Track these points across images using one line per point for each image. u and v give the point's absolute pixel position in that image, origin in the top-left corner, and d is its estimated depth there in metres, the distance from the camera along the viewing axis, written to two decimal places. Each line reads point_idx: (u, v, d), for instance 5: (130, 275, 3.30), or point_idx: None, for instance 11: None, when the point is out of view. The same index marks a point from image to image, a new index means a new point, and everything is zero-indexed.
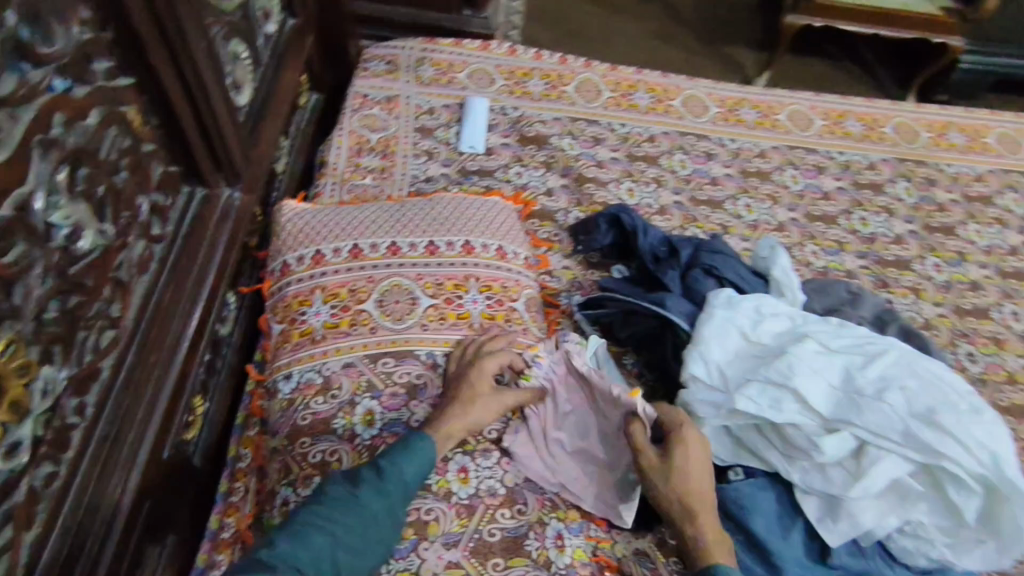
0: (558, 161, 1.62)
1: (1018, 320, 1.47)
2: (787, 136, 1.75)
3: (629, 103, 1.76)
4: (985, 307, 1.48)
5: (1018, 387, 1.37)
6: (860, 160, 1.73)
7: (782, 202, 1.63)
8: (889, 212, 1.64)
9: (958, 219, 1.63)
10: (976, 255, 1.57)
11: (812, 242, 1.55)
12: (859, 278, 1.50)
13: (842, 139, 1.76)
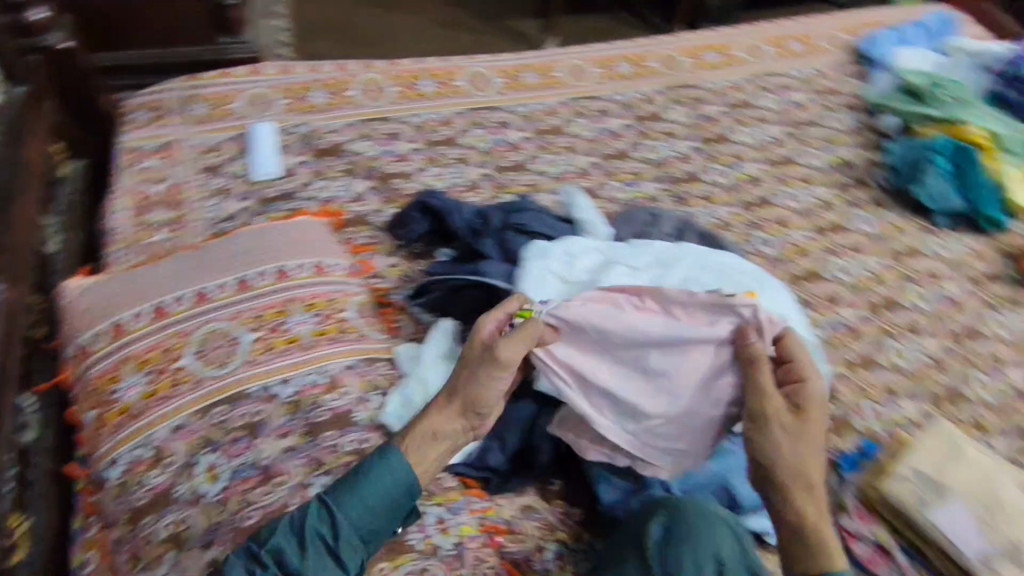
0: (360, 165, 1.58)
1: (794, 199, 1.67)
2: (569, 89, 1.86)
3: (416, 92, 1.78)
4: (767, 196, 1.67)
5: (807, 256, 1.55)
6: (637, 96, 1.87)
7: (581, 152, 1.71)
8: (673, 134, 1.79)
9: (728, 127, 1.83)
10: (749, 154, 1.77)
11: (612, 178, 1.65)
12: (661, 200, 1.62)
13: (618, 81, 1.90)
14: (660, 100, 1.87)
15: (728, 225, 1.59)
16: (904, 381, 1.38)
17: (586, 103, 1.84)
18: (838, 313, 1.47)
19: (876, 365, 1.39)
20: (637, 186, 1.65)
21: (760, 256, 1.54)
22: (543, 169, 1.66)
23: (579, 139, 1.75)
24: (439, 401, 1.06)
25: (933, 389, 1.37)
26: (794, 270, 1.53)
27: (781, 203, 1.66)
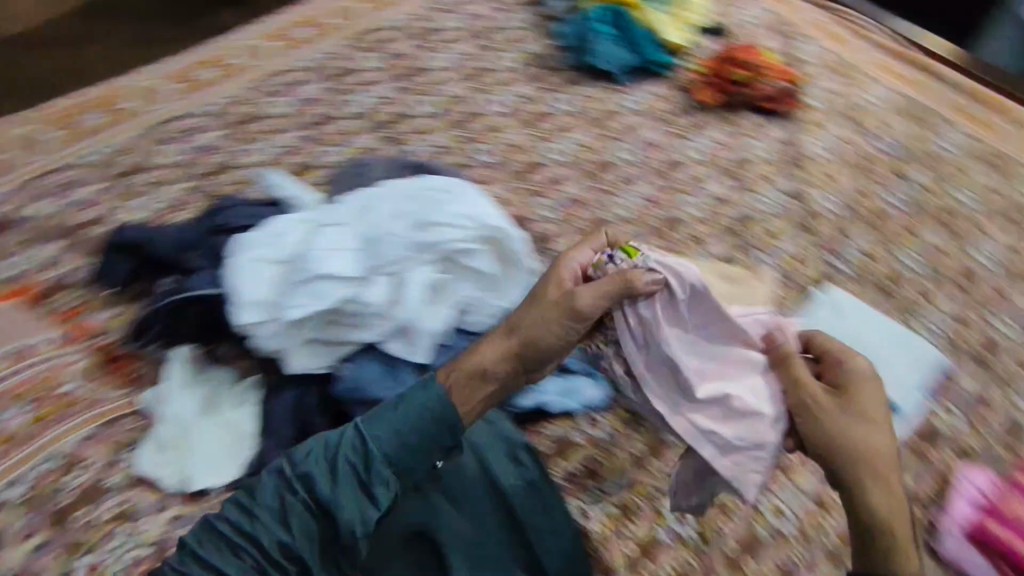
0: (181, 194, 1.42)
1: (641, 105, 1.68)
2: (387, 61, 1.74)
3: (223, 107, 1.59)
4: (616, 109, 1.66)
5: (669, 154, 1.58)
6: (459, 52, 1.78)
7: (415, 114, 1.62)
8: (504, 72, 1.72)
9: (556, 53, 1.78)
10: (585, 75, 1.74)
11: (466, 139, 1.59)
12: (519, 144, 1.58)
13: (433, 38, 1.80)
14: (473, 40, 1.79)
15: (589, 149, 1.58)
16: (789, 237, 1.44)
17: (403, 64, 1.72)
18: (711, 193, 1.52)
19: (764, 231, 1.45)
20: (488, 135, 1.59)
21: (627, 167, 1.55)
22: (388, 148, 1.56)
23: (415, 106, 1.64)
24: (503, 333, 1.03)
25: (817, 236, 1.45)
26: (662, 168, 1.55)
27: (626, 108, 1.66)
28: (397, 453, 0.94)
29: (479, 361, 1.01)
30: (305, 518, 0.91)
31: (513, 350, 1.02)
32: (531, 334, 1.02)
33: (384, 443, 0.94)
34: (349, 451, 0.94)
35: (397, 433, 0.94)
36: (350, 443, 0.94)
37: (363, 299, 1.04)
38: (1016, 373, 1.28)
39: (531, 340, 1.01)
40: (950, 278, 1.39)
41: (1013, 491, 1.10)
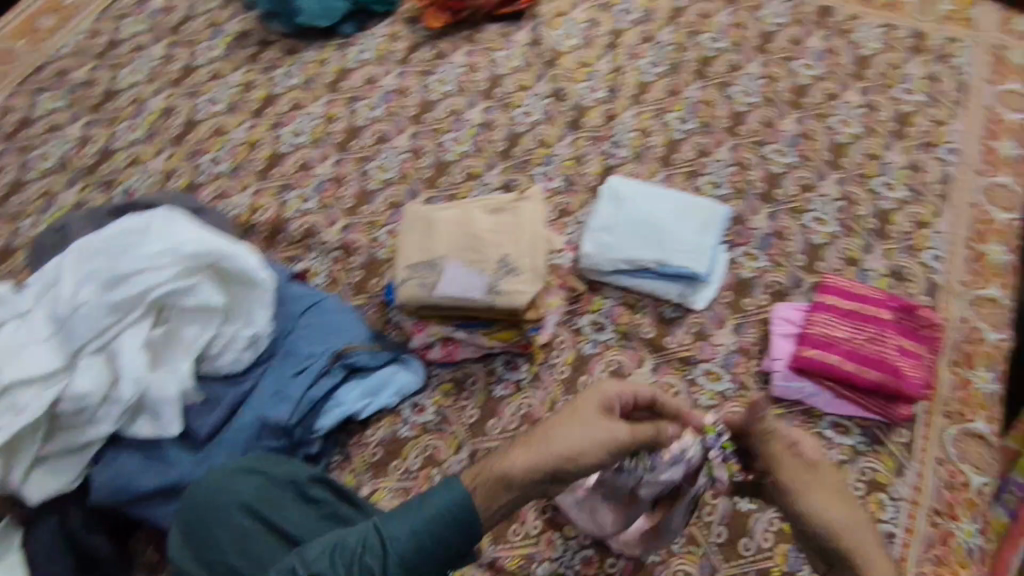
0: None
1: (372, 50, 1.50)
2: (68, 94, 1.47)
3: None
4: (346, 65, 1.48)
5: (418, 96, 1.43)
6: (148, 54, 1.52)
7: (123, 146, 1.39)
8: (211, 65, 1.50)
9: (262, 21, 1.56)
10: (303, 36, 1.54)
11: (186, 153, 1.37)
12: (251, 139, 1.39)
13: (116, 50, 1.53)
14: (166, 39, 1.54)
15: (330, 118, 1.40)
16: (562, 139, 1.36)
17: (92, 93, 1.47)
18: (472, 120, 1.39)
19: (534, 142, 1.36)
20: (214, 141, 1.38)
21: (376, 123, 1.39)
22: (103, 197, 1.33)
23: (119, 137, 1.40)
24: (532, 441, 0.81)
25: (588, 129, 1.37)
26: (414, 113, 1.41)
27: (356, 60, 1.48)
28: (416, 559, 0.79)
29: (509, 466, 0.80)
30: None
31: (559, 467, 0.80)
32: (594, 427, 0.81)
33: (402, 539, 0.78)
34: (369, 556, 0.78)
35: (417, 535, 0.79)
36: (365, 546, 0.79)
37: (75, 391, 0.87)
38: (804, 194, 1.27)
39: (575, 452, 0.80)
40: (720, 125, 1.36)
41: (817, 310, 1.10)
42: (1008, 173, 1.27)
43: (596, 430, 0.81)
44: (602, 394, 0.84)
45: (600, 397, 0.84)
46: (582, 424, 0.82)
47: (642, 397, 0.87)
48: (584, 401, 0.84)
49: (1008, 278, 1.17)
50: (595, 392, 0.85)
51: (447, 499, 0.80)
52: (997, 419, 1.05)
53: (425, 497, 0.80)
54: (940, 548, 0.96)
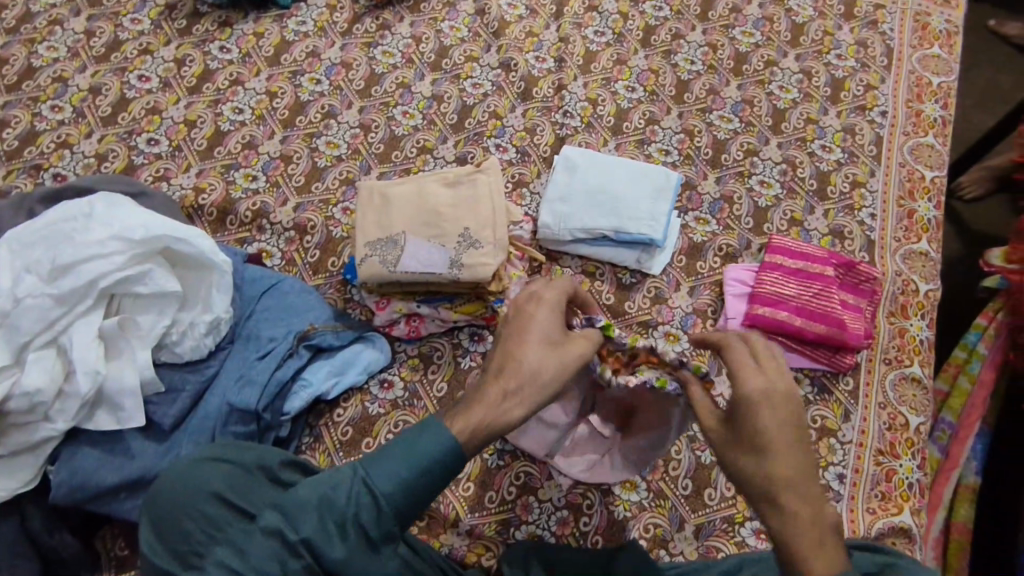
0: None
1: (311, 22, 1.45)
2: None
3: None
4: (284, 37, 1.42)
5: (362, 68, 1.39)
6: (67, 28, 1.42)
7: (48, 128, 1.30)
8: (139, 39, 1.41)
9: None
10: (235, 7, 1.46)
11: (119, 134, 1.30)
12: (188, 116, 1.32)
13: (28, 24, 1.42)
14: (85, 12, 1.44)
15: (273, 94, 1.35)
16: (513, 110, 1.35)
17: (6, 72, 1.36)
18: (421, 93, 1.37)
19: (486, 114, 1.35)
20: (149, 120, 1.31)
21: (322, 98, 1.35)
22: (30, 183, 1.24)
23: (42, 118, 1.31)
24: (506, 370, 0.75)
25: (538, 99, 1.37)
26: (361, 87, 1.37)
27: (295, 32, 1.43)
28: (411, 508, 0.72)
29: (485, 407, 0.73)
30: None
31: (551, 394, 0.74)
32: (564, 340, 0.77)
33: (392, 489, 0.71)
34: (361, 511, 0.71)
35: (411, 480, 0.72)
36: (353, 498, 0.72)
37: (24, 389, 0.82)
38: (749, 159, 1.31)
39: (549, 374, 0.75)
40: (667, 94, 1.39)
41: (765, 269, 1.15)
42: (932, 133, 1.35)
43: (568, 345, 0.77)
44: (553, 300, 0.79)
45: (553, 303, 0.79)
46: (554, 344, 0.77)
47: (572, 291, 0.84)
48: (532, 309, 0.78)
49: (935, 233, 1.26)
50: (535, 299, 0.79)
51: (440, 447, 0.72)
52: (929, 363, 1.14)
53: (415, 439, 0.72)
54: (886, 484, 1.04)
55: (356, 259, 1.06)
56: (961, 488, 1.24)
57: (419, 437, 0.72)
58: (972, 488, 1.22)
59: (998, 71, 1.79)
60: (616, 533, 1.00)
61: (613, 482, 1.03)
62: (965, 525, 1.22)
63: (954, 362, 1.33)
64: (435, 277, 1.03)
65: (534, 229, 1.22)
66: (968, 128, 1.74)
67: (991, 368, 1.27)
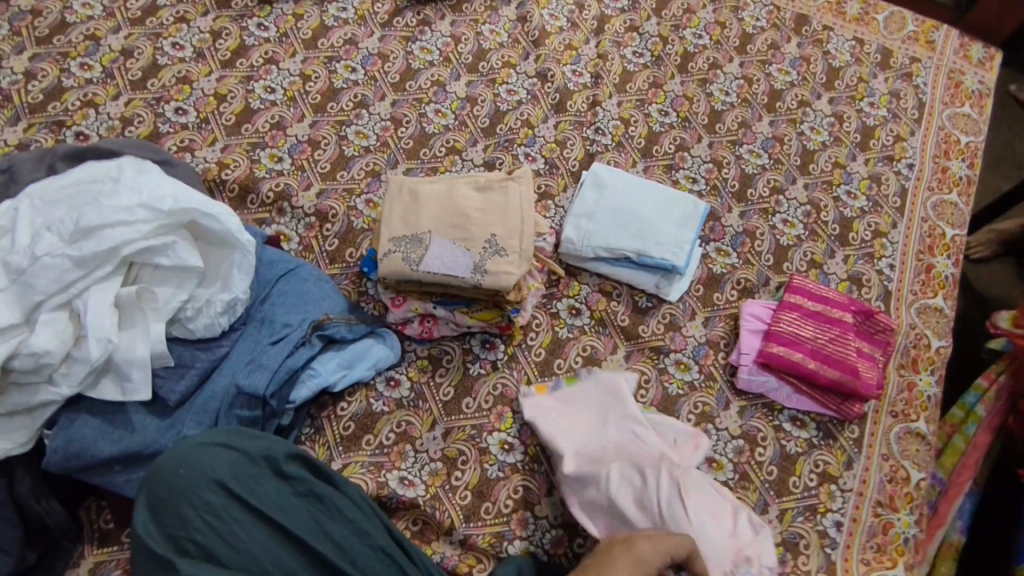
0: None
1: (350, 9, 1.43)
2: (12, 22, 1.34)
3: None
4: (322, 21, 1.41)
5: (397, 61, 1.38)
6: None
7: (75, 85, 1.28)
8: (176, 6, 1.39)
9: None
10: None
11: (147, 99, 1.28)
12: (218, 90, 1.30)
13: None
14: None
15: (306, 76, 1.34)
16: (545, 121, 1.35)
17: (38, 24, 1.34)
18: (455, 94, 1.36)
19: (519, 122, 1.34)
20: (179, 89, 1.30)
21: (355, 88, 1.34)
22: (51, 139, 1.22)
23: (70, 74, 1.29)
24: None
25: (572, 113, 1.36)
26: (395, 80, 1.36)
27: (335, 18, 1.42)
28: None
29: None
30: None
31: None
32: None
33: None
34: None
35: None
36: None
37: (33, 349, 0.80)
38: (774, 197, 1.31)
39: None
40: (699, 122, 1.39)
41: (784, 308, 1.14)
42: (956, 191, 1.36)
43: None
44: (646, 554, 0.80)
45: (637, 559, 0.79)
46: None
47: (676, 557, 0.83)
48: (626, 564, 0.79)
49: (951, 290, 1.26)
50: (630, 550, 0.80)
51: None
52: (934, 420, 1.15)
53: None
54: (882, 537, 1.04)
55: (378, 252, 1.05)
56: (944, 546, 1.24)
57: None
58: (955, 547, 1.22)
59: (1017, 137, 1.82)
60: None
61: None
62: None
63: (950, 421, 1.32)
64: (457, 281, 1.02)
65: (556, 243, 1.21)
66: (984, 187, 1.76)
67: (987, 431, 1.25)
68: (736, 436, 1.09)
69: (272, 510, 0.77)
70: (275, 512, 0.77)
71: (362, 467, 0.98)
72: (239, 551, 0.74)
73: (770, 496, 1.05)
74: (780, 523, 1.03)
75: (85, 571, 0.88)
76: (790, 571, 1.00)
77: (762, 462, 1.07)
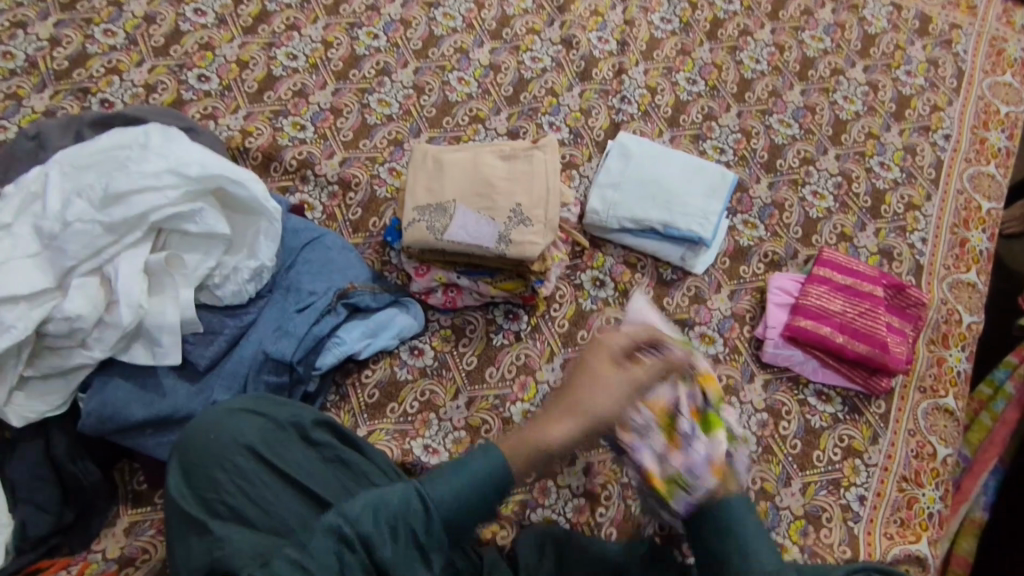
0: None
1: None
2: None
3: None
4: None
5: (418, 27, 1.36)
6: None
7: (99, 52, 1.28)
8: None
9: None
10: None
11: (171, 66, 1.28)
12: (240, 58, 1.29)
13: None
14: None
15: (328, 43, 1.32)
16: (570, 89, 1.32)
17: None
18: (479, 61, 1.33)
19: (543, 90, 1.31)
20: (201, 56, 1.29)
21: (377, 54, 1.32)
22: (76, 106, 1.22)
23: (94, 41, 1.29)
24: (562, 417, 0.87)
25: (597, 81, 1.33)
26: (418, 47, 1.34)
27: None
28: None
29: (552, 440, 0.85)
30: (331, 551, 0.71)
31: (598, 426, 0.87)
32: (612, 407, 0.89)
33: None
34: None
35: (461, 499, 0.77)
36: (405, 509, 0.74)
37: (67, 313, 0.82)
38: (805, 167, 1.28)
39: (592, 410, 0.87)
40: (728, 91, 1.35)
41: (812, 281, 1.13)
42: (994, 163, 1.32)
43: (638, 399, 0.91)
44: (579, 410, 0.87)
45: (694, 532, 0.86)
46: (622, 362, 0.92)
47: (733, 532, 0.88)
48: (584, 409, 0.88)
49: (984, 265, 1.23)
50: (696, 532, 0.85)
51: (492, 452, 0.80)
52: (963, 395, 1.13)
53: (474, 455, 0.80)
54: (906, 511, 1.04)
55: (402, 221, 1.05)
56: (966, 522, 1.22)
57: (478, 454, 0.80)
58: (978, 523, 1.21)
59: None
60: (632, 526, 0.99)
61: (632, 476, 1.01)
62: (965, 558, 1.19)
63: (979, 398, 1.31)
64: (481, 251, 1.02)
65: (581, 213, 1.19)
66: None
67: (1017, 407, 1.23)
68: (760, 409, 1.08)
69: (300, 476, 0.79)
70: (303, 477, 0.79)
71: (387, 435, 0.99)
72: (270, 515, 0.76)
73: (793, 469, 1.04)
74: (804, 496, 1.03)
75: (119, 529, 0.91)
76: (812, 543, 1.00)
77: (786, 436, 1.06)
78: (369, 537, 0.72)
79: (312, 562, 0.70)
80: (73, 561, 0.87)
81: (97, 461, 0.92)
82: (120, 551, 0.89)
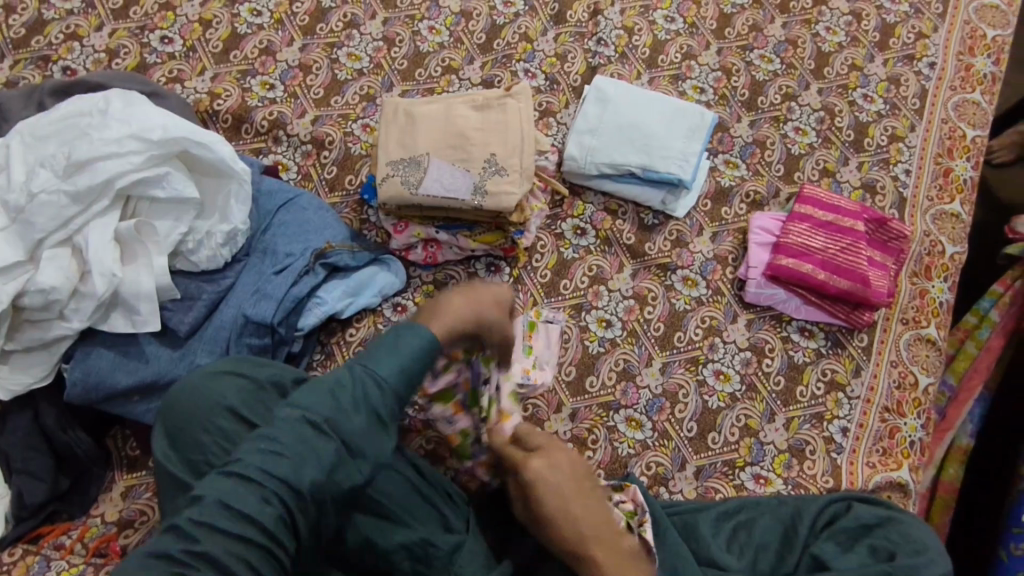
0: None
1: None
2: None
3: None
4: None
5: None
6: None
7: (56, 17, 1.24)
8: None
9: None
10: None
11: (132, 29, 1.24)
12: (203, 17, 1.25)
13: None
14: None
15: None
16: (545, 33, 1.28)
17: None
18: (449, 8, 1.29)
19: (516, 36, 1.28)
20: (162, 16, 1.25)
21: (344, 6, 1.28)
22: (37, 75, 1.19)
23: (50, 6, 1.24)
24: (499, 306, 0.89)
25: (572, 24, 1.29)
26: None
27: None
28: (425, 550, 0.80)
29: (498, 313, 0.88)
30: (304, 439, 0.64)
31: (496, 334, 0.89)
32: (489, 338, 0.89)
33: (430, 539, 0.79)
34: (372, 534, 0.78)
35: (412, 385, 0.72)
36: (364, 388, 0.68)
37: (42, 285, 0.82)
38: (786, 103, 1.26)
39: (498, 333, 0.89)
40: (708, 27, 1.31)
41: (794, 220, 1.12)
42: (980, 90, 1.30)
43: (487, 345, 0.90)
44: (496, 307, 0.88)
45: (581, 473, 0.86)
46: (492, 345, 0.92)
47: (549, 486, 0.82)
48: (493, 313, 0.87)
49: (969, 194, 1.23)
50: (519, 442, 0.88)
51: (423, 334, 0.73)
52: (945, 325, 1.14)
53: (399, 335, 0.72)
54: (888, 441, 1.05)
55: (376, 178, 1.04)
56: (953, 449, 1.24)
57: (405, 337, 0.72)
58: (964, 450, 1.23)
59: None
60: (619, 469, 1.01)
61: (619, 419, 1.04)
62: (953, 484, 1.22)
63: (963, 327, 1.30)
64: (458, 204, 1.01)
65: (559, 161, 1.18)
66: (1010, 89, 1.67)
67: (1001, 335, 1.24)
68: (743, 348, 1.09)
69: None
70: None
71: None
72: None
73: (777, 405, 1.06)
74: (787, 431, 1.05)
75: (116, 493, 0.93)
76: (796, 475, 1.03)
77: (769, 373, 1.08)
78: (326, 414, 0.66)
79: (285, 456, 0.63)
80: (73, 525, 0.89)
81: (88, 429, 0.94)
82: (118, 513, 0.91)
